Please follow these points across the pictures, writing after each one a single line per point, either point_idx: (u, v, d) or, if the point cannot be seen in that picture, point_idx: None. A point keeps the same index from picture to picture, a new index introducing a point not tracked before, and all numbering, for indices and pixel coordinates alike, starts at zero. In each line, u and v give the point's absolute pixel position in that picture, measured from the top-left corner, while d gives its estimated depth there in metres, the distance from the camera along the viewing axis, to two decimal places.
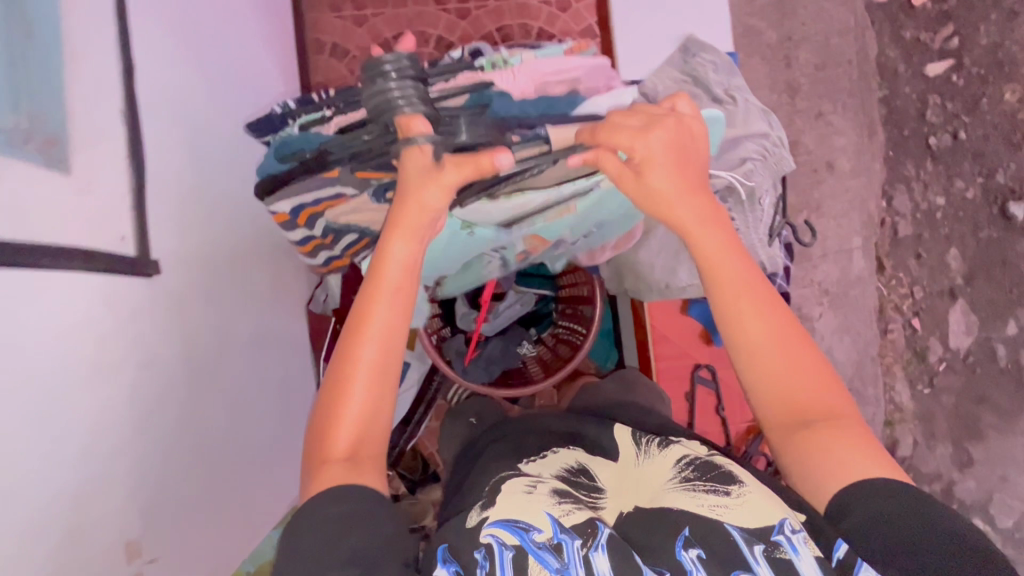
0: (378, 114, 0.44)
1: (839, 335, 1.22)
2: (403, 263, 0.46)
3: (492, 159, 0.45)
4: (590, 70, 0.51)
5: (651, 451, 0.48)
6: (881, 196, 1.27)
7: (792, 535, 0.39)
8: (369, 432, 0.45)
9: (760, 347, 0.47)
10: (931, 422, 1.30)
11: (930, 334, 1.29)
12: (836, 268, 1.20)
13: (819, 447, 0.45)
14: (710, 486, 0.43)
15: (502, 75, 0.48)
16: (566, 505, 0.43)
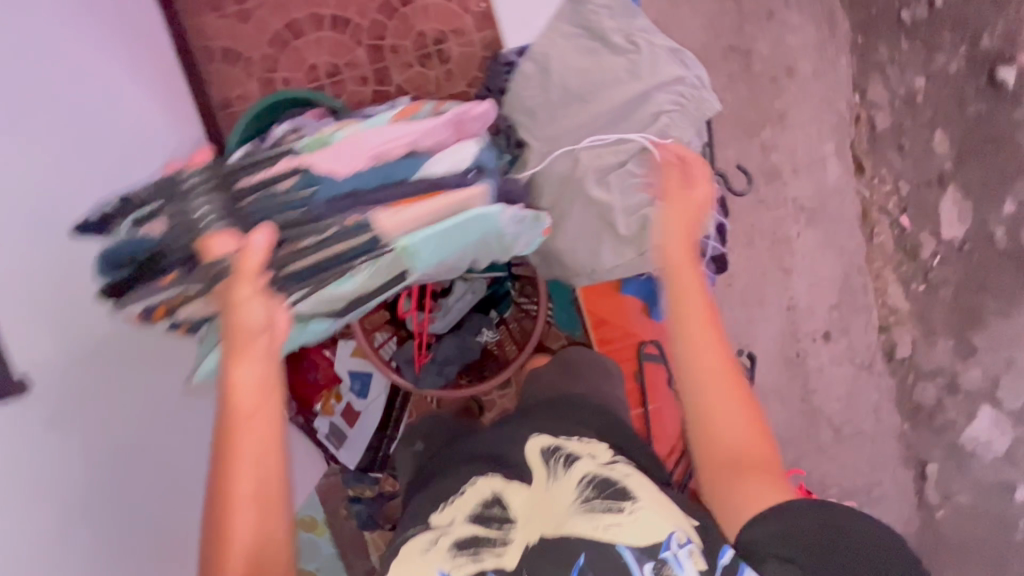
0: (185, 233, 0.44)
1: (822, 251, 1.17)
2: (253, 387, 0.42)
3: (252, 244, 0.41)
4: (422, 130, 0.50)
5: (558, 474, 0.53)
6: (853, 90, 1.14)
7: (679, 549, 0.48)
8: (266, 551, 0.42)
9: (715, 385, 0.52)
10: (930, 319, 1.24)
11: (921, 230, 1.20)
12: (808, 182, 1.14)
13: (741, 481, 0.51)
14: (607, 507, 0.50)
15: (320, 155, 0.47)
16: (461, 559, 0.50)
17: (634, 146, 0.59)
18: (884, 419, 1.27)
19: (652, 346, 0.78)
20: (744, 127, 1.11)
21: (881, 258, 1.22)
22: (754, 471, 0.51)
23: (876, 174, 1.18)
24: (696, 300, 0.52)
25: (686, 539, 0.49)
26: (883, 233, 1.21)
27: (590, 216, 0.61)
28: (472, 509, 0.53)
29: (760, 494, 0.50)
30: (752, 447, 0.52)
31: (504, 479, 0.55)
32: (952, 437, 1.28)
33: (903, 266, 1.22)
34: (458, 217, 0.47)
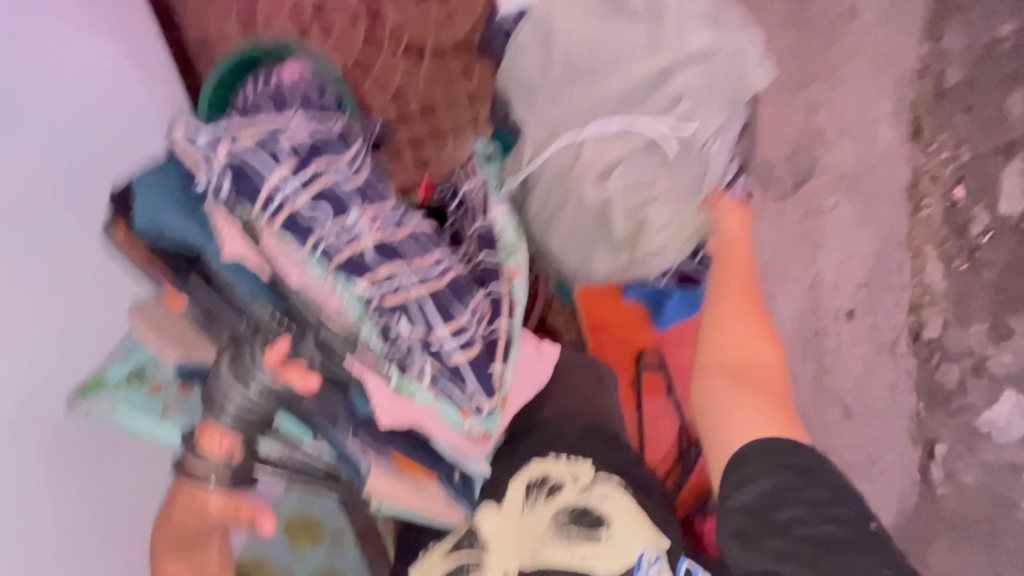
0: (231, 370, 0.43)
1: (859, 224, 1.07)
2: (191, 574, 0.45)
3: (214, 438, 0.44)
4: (467, 438, 0.51)
5: (536, 503, 0.58)
6: (923, 36, 0.99)
7: (649, 564, 0.56)
8: None
9: (737, 317, 0.57)
10: (967, 300, 1.15)
11: (976, 204, 1.08)
12: (855, 146, 1.02)
13: (739, 407, 0.54)
14: (585, 535, 0.56)
15: (388, 403, 0.46)
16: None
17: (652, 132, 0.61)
18: (899, 399, 1.22)
19: (650, 355, 0.75)
20: (792, 79, 1.00)
21: (926, 234, 1.10)
22: (755, 403, 0.54)
23: (934, 140, 1.04)
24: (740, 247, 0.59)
25: (654, 557, 0.56)
26: (932, 206, 1.08)
27: (588, 210, 0.63)
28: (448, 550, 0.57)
29: (754, 422, 0.53)
30: (759, 374, 0.55)
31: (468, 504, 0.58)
32: (968, 419, 1.23)
33: (949, 242, 1.11)
34: (425, 510, 0.52)
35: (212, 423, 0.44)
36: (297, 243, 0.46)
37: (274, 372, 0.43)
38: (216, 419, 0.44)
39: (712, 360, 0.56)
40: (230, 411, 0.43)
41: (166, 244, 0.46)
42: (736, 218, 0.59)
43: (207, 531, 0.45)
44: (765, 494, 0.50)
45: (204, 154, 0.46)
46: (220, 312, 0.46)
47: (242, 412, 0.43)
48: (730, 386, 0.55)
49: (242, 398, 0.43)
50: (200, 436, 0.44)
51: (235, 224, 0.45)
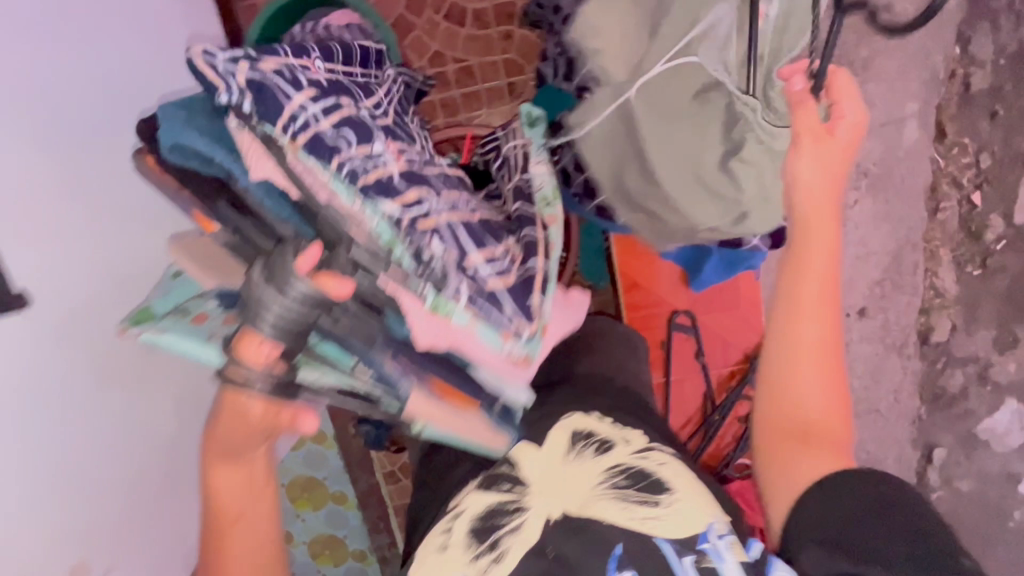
0: (260, 279, 0.36)
1: (878, 223, 1.08)
2: (239, 482, 0.42)
3: (249, 354, 0.37)
4: (510, 364, 0.47)
5: (581, 455, 0.54)
6: (954, 39, 1.00)
7: (718, 540, 0.49)
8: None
9: (805, 355, 0.52)
10: (976, 305, 1.17)
11: (992, 210, 1.09)
12: (880, 144, 1.04)
13: (798, 459, 0.52)
14: (641, 497, 0.51)
15: (424, 322, 0.43)
16: (483, 561, 0.51)
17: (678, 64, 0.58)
18: (902, 401, 1.23)
19: (682, 316, 0.85)
20: None
21: (942, 236, 1.12)
22: (817, 458, 0.52)
23: (956, 143, 1.06)
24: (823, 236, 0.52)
25: (723, 531, 0.49)
26: (949, 210, 1.10)
27: (678, 154, 0.60)
28: (484, 483, 0.54)
29: (815, 468, 0.51)
30: (825, 429, 0.52)
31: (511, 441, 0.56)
32: (967, 426, 1.25)
33: (962, 247, 1.12)
34: (470, 438, 0.48)
35: (246, 338, 0.37)
36: (321, 162, 0.42)
37: (313, 279, 0.36)
38: (252, 327, 0.36)
39: (770, 420, 0.54)
40: (264, 329, 0.36)
41: (197, 167, 0.46)
42: (825, 145, 0.50)
43: (249, 445, 0.40)
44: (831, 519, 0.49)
45: (220, 74, 0.41)
46: (254, 233, 0.45)
47: (284, 323, 0.36)
48: (793, 445, 0.52)
49: (278, 306, 0.36)
50: (232, 353, 0.37)
51: (260, 140, 0.42)
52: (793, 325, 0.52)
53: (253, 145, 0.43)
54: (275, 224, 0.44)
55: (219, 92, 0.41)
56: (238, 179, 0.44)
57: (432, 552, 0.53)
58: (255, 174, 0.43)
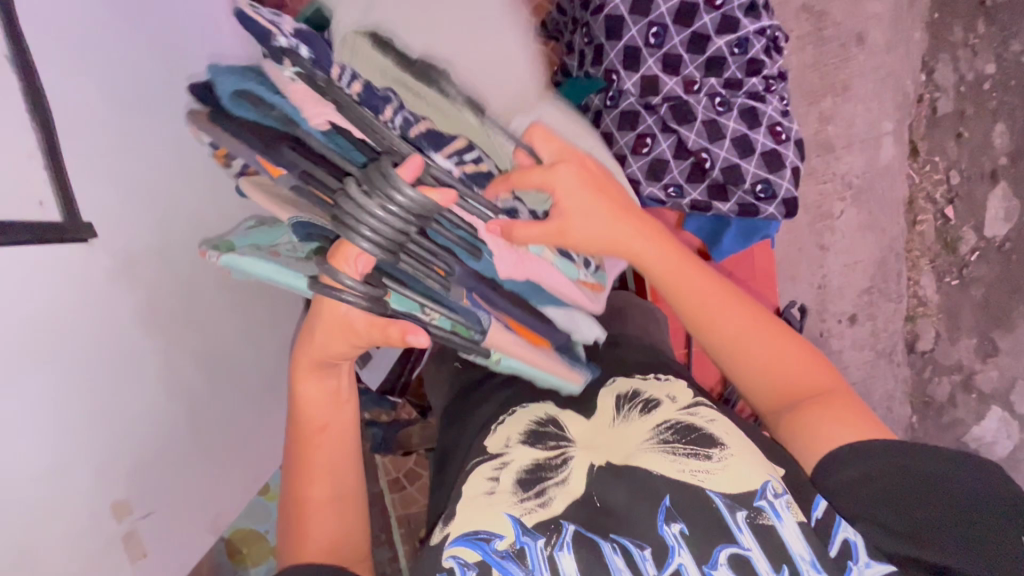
0: (357, 192, 0.39)
1: (862, 232, 1.17)
2: (328, 397, 0.52)
3: (353, 257, 0.41)
4: (575, 293, 0.60)
5: (630, 415, 0.57)
6: (919, 68, 1.13)
7: (776, 500, 0.50)
8: (340, 489, 0.55)
9: (742, 357, 0.59)
10: (957, 315, 1.20)
11: (965, 224, 1.16)
12: (860, 158, 1.14)
13: (807, 422, 0.56)
14: (693, 452, 0.52)
15: (509, 256, 0.51)
16: (529, 504, 0.51)
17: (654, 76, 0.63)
18: (894, 409, 1.26)
19: None
20: (808, 92, 1.12)
21: (921, 249, 1.20)
22: (836, 410, 0.56)
23: (928, 161, 1.16)
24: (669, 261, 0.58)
25: (781, 490, 0.50)
26: (926, 223, 1.18)
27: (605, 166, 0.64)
28: (528, 437, 0.56)
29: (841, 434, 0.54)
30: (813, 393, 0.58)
31: (557, 407, 0.60)
32: (958, 434, 1.23)
33: (940, 258, 1.19)
34: (552, 372, 0.59)
35: (347, 246, 0.40)
36: (372, 115, 0.44)
37: (422, 194, 0.39)
38: (351, 241, 0.39)
39: (760, 397, 0.60)
40: (363, 241, 0.39)
41: (253, 118, 0.42)
42: (581, 217, 0.53)
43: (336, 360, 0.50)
44: (878, 496, 0.51)
45: (270, 21, 0.43)
46: (320, 177, 0.42)
47: (386, 228, 0.39)
48: (791, 411, 0.58)
49: (380, 217, 0.39)
50: (342, 259, 0.41)
51: (318, 86, 0.42)
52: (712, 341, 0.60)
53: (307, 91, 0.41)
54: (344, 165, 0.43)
55: (274, 37, 0.41)
56: (298, 125, 0.41)
57: (476, 497, 0.52)
58: (317, 120, 0.40)
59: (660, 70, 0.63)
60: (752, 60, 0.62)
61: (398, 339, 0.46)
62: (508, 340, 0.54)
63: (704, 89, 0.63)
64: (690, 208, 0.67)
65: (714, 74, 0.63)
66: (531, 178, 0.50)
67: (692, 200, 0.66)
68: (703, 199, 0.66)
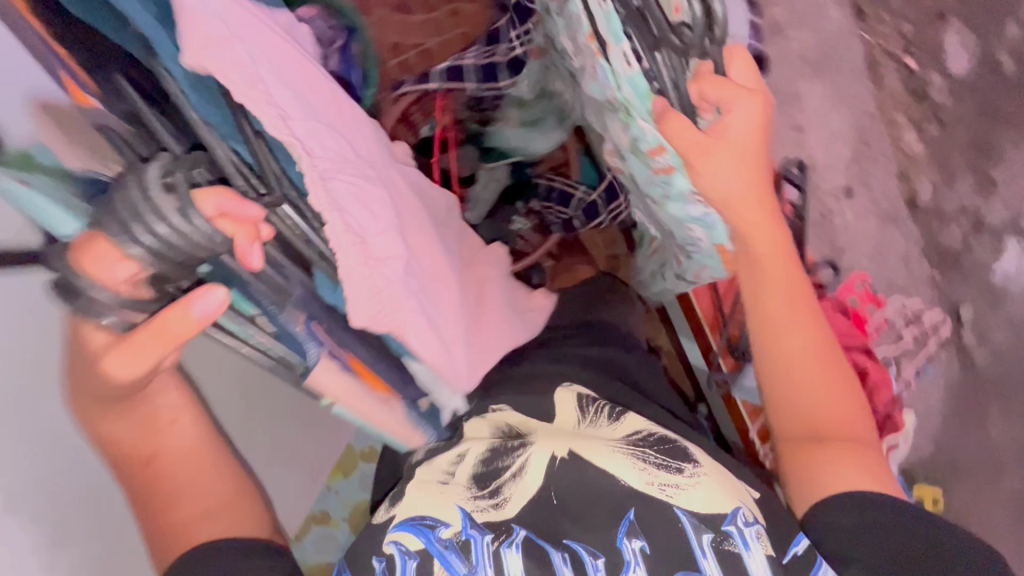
0: (152, 187, 0.40)
1: (825, 103, 1.19)
2: (130, 428, 0.58)
3: (110, 253, 0.41)
4: (434, 352, 0.59)
5: (603, 428, 0.65)
6: None
7: (744, 528, 0.55)
8: (208, 497, 0.62)
9: (798, 369, 0.68)
10: (948, 161, 1.17)
11: (928, 70, 1.13)
12: (811, 33, 1.18)
13: (824, 464, 0.64)
14: (666, 465, 0.59)
15: (365, 302, 0.51)
16: (483, 503, 0.59)
17: None
18: (911, 268, 1.24)
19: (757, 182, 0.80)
20: None
21: (891, 102, 1.17)
22: (848, 457, 0.64)
23: (875, 16, 1.14)
24: (771, 254, 0.68)
25: (750, 521, 0.55)
26: (888, 76, 1.16)
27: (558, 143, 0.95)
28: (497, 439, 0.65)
29: (840, 470, 0.63)
30: (835, 432, 0.66)
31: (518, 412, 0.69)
32: (984, 277, 1.20)
33: (912, 109, 1.16)
34: (372, 421, 0.64)
35: (116, 238, 0.40)
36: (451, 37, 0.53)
37: (214, 223, 0.41)
38: (125, 230, 0.40)
39: (784, 423, 0.69)
40: (156, 230, 0.40)
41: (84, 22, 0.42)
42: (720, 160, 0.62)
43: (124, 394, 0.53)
44: (855, 526, 0.59)
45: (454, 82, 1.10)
46: (156, 125, 0.45)
47: (177, 235, 0.41)
48: (819, 444, 0.65)
49: (172, 222, 0.40)
50: (98, 240, 0.40)
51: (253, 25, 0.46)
52: (770, 339, 0.69)
53: (198, 27, 0.40)
54: (161, 136, 0.45)
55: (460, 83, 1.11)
56: (160, 58, 0.41)
57: (430, 486, 0.61)
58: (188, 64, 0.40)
59: None
60: None
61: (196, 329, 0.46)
62: (343, 391, 0.59)
63: None
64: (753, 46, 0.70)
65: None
66: (721, 92, 0.58)
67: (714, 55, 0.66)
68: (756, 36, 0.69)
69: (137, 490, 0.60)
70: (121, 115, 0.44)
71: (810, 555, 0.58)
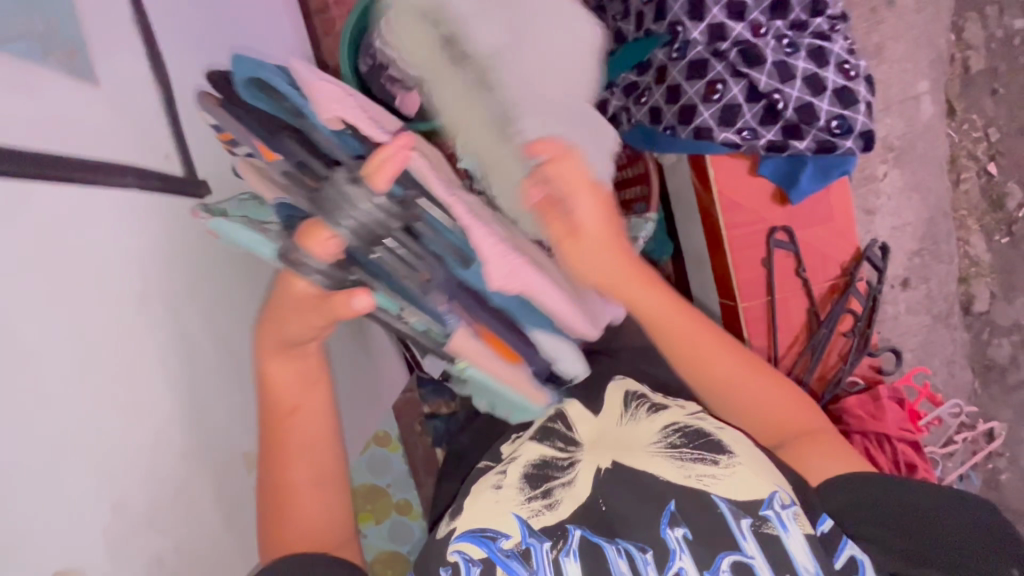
0: (329, 192, 0.37)
1: (907, 194, 1.14)
2: (294, 374, 0.52)
3: (323, 241, 0.38)
4: (573, 310, 0.55)
5: (638, 416, 0.58)
6: (949, 28, 1.15)
7: (783, 511, 0.51)
8: (321, 467, 0.56)
9: (733, 394, 0.58)
10: (1010, 272, 1.19)
11: (1010, 179, 1.16)
12: (900, 118, 1.14)
13: (811, 457, 0.58)
14: (699, 457, 0.53)
15: (501, 267, 0.47)
16: (536, 505, 0.53)
17: (713, 20, 0.64)
18: (956, 373, 1.21)
19: (780, 233, 0.74)
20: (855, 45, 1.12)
21: (967, 207, 1.18)
22: (824, 445, 0.58)
23: (966, 119, 1.16)
24: (669, 318, 0.55)
25: (787, 502, 0.51)
26: (970, 180, 1.18)
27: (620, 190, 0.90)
28: (537, 435, 0.57)
29: (829, 465, 0.57)
30: (801, 435, 0.59)
31: (563, 398, 0.60)
32: None
33: (988, 216, 1.18)
34: (517, 396, 0.55)
35: (318, 230, 0.37)
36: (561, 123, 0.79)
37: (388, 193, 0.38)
38: (329, 219, 0.37)
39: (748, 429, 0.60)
40: (348, 223, 0.37)
41: (265, 106, 0.43)
42: (576, 246, 0.48)
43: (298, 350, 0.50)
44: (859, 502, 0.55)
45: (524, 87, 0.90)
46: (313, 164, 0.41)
47: (370, 221, 0.37)
48: (789, 443, 0.59)
49: (364, 209, 0.37)
50: (310, 237, 0.38)
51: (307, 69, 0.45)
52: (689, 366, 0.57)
53: (319, 91, 0.44)
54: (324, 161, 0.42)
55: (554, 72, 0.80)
56: (308, 117, 0.42)
57: (484, 494, 0.54)
58: (325, 116, 0.43)
59: (728, 15, 0.64)
60: (793, 19, 0.65)
61: (341, 313, 0.43)
62: (482, 355, 0.50)
63: (771, 32, 0.65)
64: (765, 149, 0.67)
65: (779, 17, 0.65)
66: (566, 173, 0.44)
67: (767, 141, 0.66)
68: (779, 138, 0.66)
69: (272, 438, 0.54)
70: (294, 166, 0.42)
71: (834, 536, 0.52)
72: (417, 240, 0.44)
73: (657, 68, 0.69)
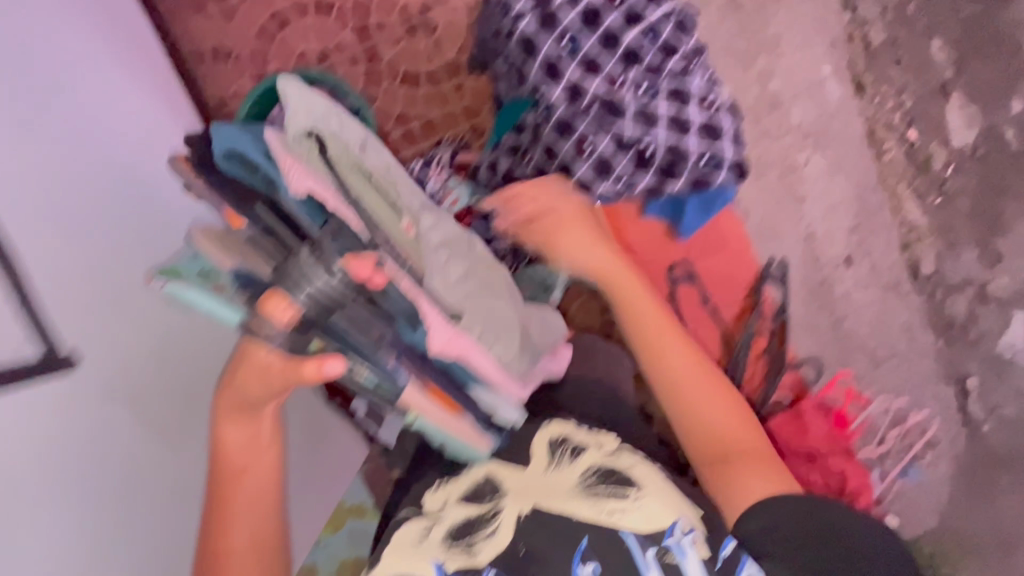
0: (290, 270, 0.44)
1: (828, 175, 1.17)
2: (244, 438, 0.56)
3: (277, 308, 0.43)
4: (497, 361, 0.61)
5: (562, 463, 0.64)
6: (841, 9, 1.16)
7: (682, 537, 0.58)
8: (258, 536, 0.59)
9: (677, 390, 0.70)
10: (952, 231, 1.18)
11: (931, 142, 1.18)
12: (809, 105, 1.17)
13: (740, 479, 0.64)
14: (613, 494, 0.60)
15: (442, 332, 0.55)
16: (455, 552, 0.59)
17: (571, 77, 0.70)
18: (916, 338, 1.19)
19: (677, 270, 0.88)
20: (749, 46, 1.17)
21: (895, 175, 1.18)
22: (750, 462, 0.65)
23: (877, 92, 1.18)
24: (646, 307, 0.73)
25: (688, 530, 0.58)
26: (892, 149, 1.18)
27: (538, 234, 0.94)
28: (465, 495, 0.62)
29: (754, 484, 0.63)
30: (731, 447, 0.67)
31: (495, 461, 0.65)
32: (989, 348, 1.18)
33: (917, 180, 1.18)
34: (460, 434, 0.61)
35: (277, 300, 0.43)
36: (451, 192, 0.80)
37: (346, 268, 0.44)
38: (290, 291, 0.43)
39: (696, 443, 0.68)
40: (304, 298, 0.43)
41: (242, 177, 0.51)
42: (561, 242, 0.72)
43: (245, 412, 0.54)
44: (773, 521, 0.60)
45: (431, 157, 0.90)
46: (282, 233, 0.50)
47: (325, 294, 0.44)
48: (726, 462, 0.65)
49: (323, 284, 0.43)
50: (267, 310, 0.43)
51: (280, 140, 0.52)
52: (660, 364, 0.71)
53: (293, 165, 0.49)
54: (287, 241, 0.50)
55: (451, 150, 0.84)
56: (280, 189, 0.50)
57: (408, 545, 0.60)
58: (296, 189, 0.48)
59: (584, 76, 0.70)
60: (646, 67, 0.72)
61: (304, 376, 0.48)
62: (427, 401, 0.55)
63: (626, 82, 0.71)
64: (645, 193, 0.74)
65: (632, 67, 0.71)
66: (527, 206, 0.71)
67: (642, 186, 0.74)
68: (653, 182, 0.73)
69: (217, 503, 0.58)
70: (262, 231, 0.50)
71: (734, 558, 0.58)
72: (372, 305, 0.50)
73: (532, 129, 0.75)
